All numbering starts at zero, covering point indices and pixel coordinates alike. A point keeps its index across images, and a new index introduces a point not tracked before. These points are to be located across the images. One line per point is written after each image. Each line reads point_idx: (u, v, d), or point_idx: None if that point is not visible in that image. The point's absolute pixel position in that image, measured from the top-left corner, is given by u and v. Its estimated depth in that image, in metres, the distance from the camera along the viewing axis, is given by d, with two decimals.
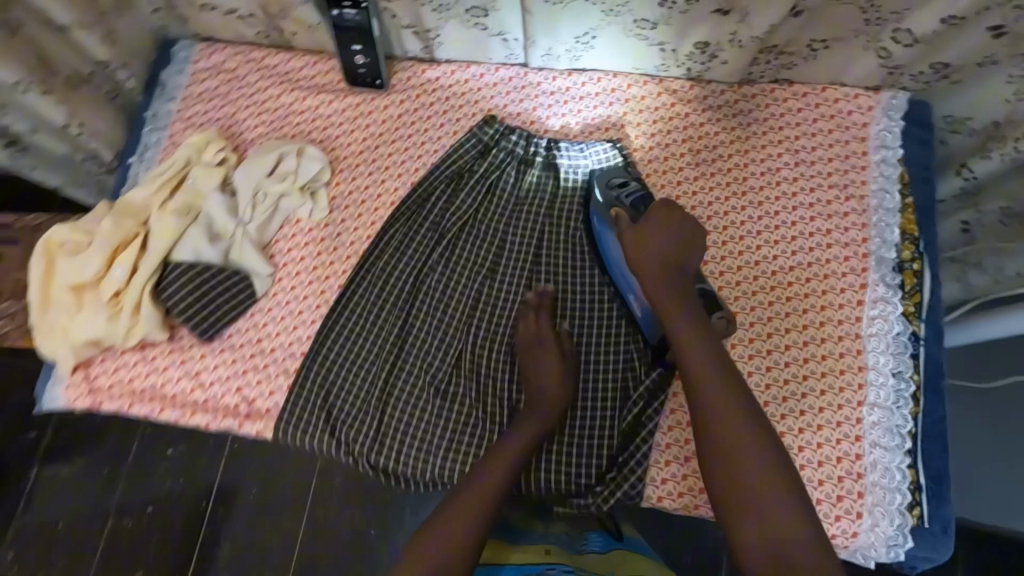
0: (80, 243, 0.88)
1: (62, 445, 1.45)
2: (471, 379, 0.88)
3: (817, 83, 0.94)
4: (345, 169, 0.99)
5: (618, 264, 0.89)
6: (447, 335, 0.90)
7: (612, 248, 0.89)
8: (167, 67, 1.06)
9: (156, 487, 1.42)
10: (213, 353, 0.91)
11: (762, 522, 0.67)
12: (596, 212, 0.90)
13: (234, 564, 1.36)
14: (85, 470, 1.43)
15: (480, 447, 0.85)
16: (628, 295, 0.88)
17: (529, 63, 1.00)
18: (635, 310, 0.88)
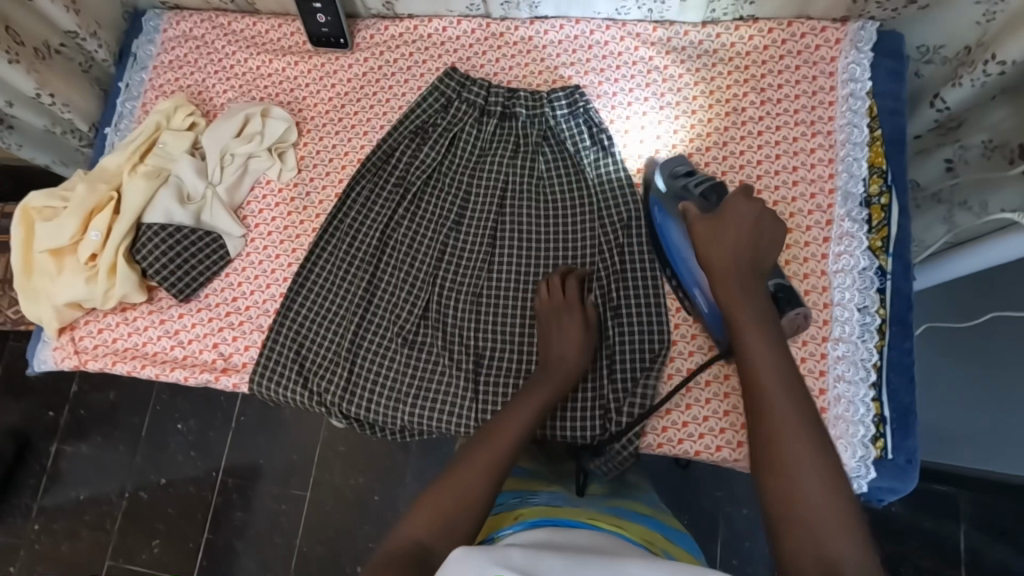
0: (56, 209, 0.91)
1: (75, 419, 1.51)
2: (439, 328, 0.89)
3: (782, 18, 0.92)
4: (313, 129, 1.00)
5: (685, 259, 0.84)
6: (416, 286, 0.91)
7: (679, 240, 0.84)
8: (138, 38, 1.08)
9: (166, 455, 1.48)
10: (191, 313, 0.94)
11: (799, 490, 0.59)
12: (658, 202, 0.86)
13: (239, 526, 1.42)
14: (96, 441, 1.50)
15: (448, 394, 0.86)
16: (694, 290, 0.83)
17: (491, 13, 1.00)
18: (702, 306, 0.82)
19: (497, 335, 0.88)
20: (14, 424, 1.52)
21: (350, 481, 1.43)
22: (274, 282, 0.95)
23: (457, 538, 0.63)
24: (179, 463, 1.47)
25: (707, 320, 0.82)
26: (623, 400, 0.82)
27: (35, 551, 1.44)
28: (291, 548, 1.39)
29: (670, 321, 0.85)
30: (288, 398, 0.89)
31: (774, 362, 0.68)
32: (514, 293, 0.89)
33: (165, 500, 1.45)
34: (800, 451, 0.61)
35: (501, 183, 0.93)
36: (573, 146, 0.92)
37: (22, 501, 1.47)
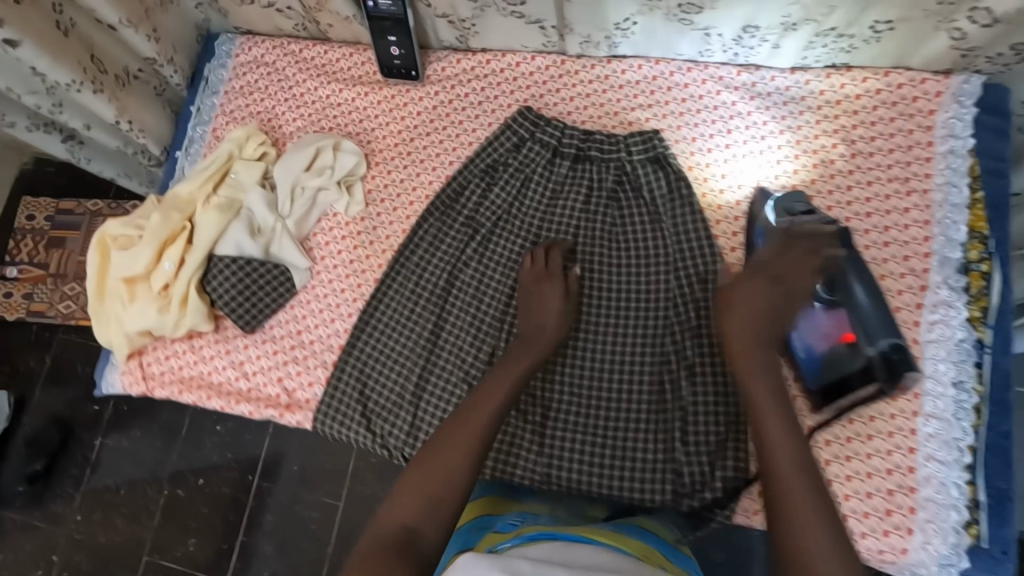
0: (132, 237, 0.92)
1: (123, 424, 1.54)
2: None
3: (879, 67, 0.87)
4: (381, 162, 0.99)
5: None
6: (478, 325, 0.90)
7: None
8: (210, 62, 1.09)
9: (203, 454, 1.48)
10: (256, 344, 0.94)
11: (807, 540, 0.59)
12: (762, 233, 0.80)
13: (273, 543, 1.41)
14: (140, 449, 1.51)
15: (512, 445, 0.84)
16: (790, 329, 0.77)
17: (567, 49, 0.97)
18: (798, 351, 0.76)
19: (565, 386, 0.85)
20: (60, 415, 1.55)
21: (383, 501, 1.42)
22: (337, 317, 0.94)
23: (441, 521, 0.66)
24: (216, 462, 1.47)
25: (801, 365, 0.76)
26: (701, 457, 0.79)
27: (76, 546, 1.46)
28: (327, 566, 1.39)
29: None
30: (352, 438, 0.88)
31: (771, 394, 0.68)
32: (583, 341, 0.86)
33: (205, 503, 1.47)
34: (797, 484, 0.62)
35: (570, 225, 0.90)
36: (650, 194, 0.89)
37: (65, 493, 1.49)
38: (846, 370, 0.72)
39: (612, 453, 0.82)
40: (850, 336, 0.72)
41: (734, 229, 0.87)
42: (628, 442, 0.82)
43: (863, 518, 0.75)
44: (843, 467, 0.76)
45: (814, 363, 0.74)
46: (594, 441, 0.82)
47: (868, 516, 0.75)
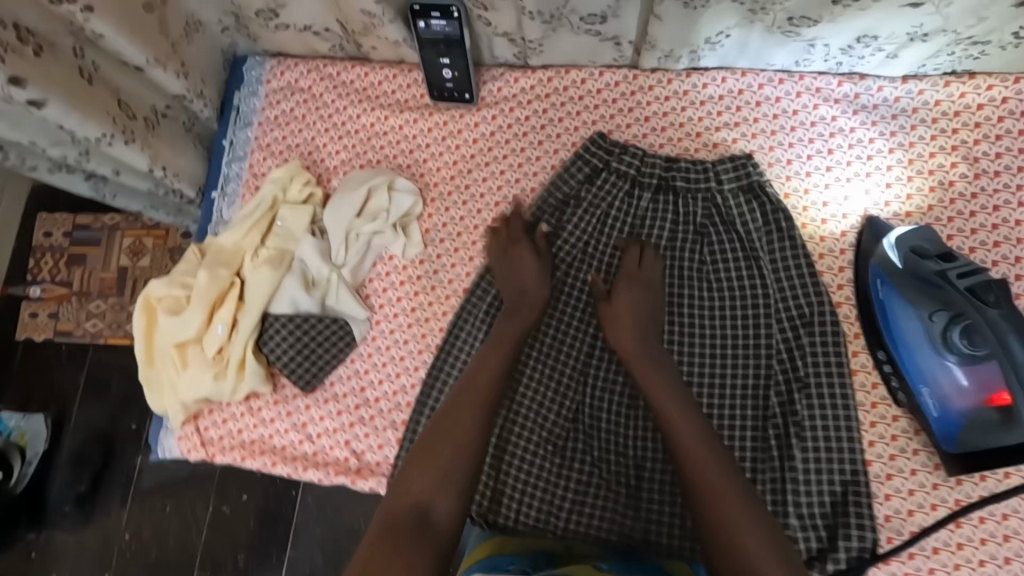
0: (178, 298, 0.85)
1: None
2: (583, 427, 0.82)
3: (1008, 73, 0.76)
4: (438, 197, 0.91)
5: (909, 348, 0.71)
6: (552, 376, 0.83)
7: (910, 328, 0.71)
8: (240, 90, 1.00)
9: None
10: (318, 405, 0.88)
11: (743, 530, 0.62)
12: (882, 277, 0.73)
13: None
14: None
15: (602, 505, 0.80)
16: (920, 387, 0.70)
17: (641, 63, 0.86)
18: (928, 407, 0.69)
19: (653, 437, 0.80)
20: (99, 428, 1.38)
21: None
22: (403, 372, 0.88)
23: (449, 500, 0.67)
24: None
25: (932, 425, 0.69)
26: (817, 522, 0.73)
27: None
28: None
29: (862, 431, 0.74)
30: None
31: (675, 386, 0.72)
32: None
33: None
34: (709, 459, 0.67)
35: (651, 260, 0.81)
36: (744, 227, 0.80)
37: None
38: (992, 437, 0.65)
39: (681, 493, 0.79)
40: (998, 399, 0.64)
41: (841, 264, 0.78)
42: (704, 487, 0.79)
43: None
44: (979, 531, 0.70)
45: (954, 429, 0.67)
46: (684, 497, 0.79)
47: None
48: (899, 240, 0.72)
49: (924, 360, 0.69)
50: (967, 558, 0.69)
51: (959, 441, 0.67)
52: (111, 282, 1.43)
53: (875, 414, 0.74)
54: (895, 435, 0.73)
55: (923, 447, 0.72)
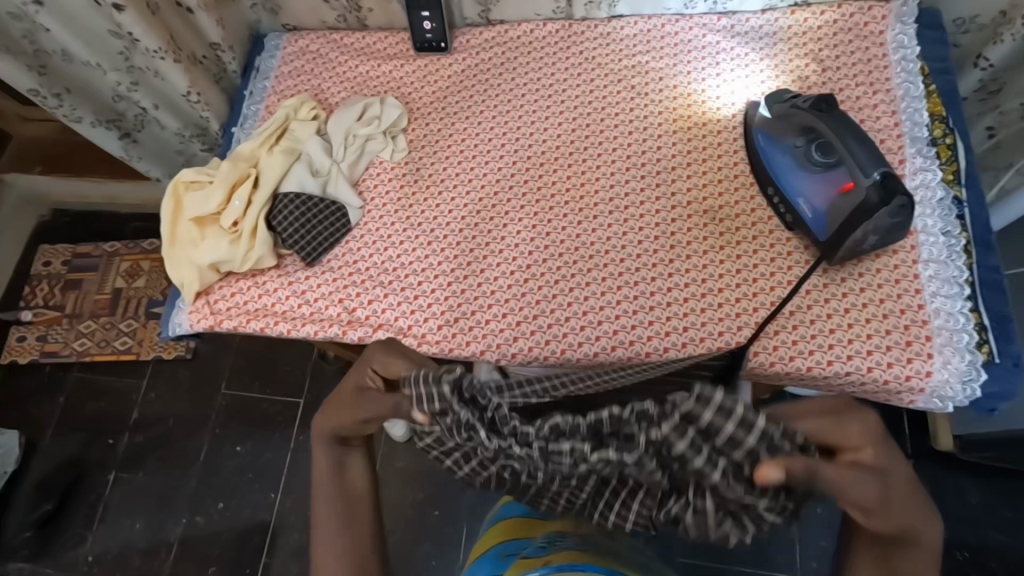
0: (203, 184, 1.02)
1: (166, 419, 1.60)
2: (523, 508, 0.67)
3: (834, 1, 1.06)
4: (420, 117, 1.13)
5: (784, 174, 0.91)
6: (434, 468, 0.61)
7: (780, 157, 0.92)
8: (260, 55, 1.25)
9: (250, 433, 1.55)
10: (316, 275, 1.02)
11: None
12: (759, 129, 0.95)
13: None
14: (184, 439, 1.58)
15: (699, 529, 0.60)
16: (797, 200, 0.89)
17: (574, 14, 1.16)
18: (804, 212, 0.88)
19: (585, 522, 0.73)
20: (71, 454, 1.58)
21: (416, 491, 1.36)
22: (392, 247, 1.04)
23: None
24: (261, 440, 1.55)
25: (809, 225, 0.88)
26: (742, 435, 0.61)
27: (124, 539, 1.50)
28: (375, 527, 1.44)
29: (751, 271, 0.92)
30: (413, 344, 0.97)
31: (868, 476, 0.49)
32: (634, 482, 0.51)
33: (247, 498, 1.50)
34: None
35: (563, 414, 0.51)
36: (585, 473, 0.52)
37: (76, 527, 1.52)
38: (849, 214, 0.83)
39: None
40: (849, 184, 0.83)
41: (734, 137, 1.01)
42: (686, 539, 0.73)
43: (887, 351, 0.83)
44: (864, 312, 0.86)
45: (823, 219, 0.87)
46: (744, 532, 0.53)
47: (892, 349, 0.83)
48: (768, 101, 0.95)
49: (797, 177, 0.89)
50: (856, 333, 0.85)
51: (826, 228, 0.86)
52: (104, 304, 1.73)
53: (773, 238, 0.93)
54: (790, 251, 0.92)
55: (812, 256, 0.91)
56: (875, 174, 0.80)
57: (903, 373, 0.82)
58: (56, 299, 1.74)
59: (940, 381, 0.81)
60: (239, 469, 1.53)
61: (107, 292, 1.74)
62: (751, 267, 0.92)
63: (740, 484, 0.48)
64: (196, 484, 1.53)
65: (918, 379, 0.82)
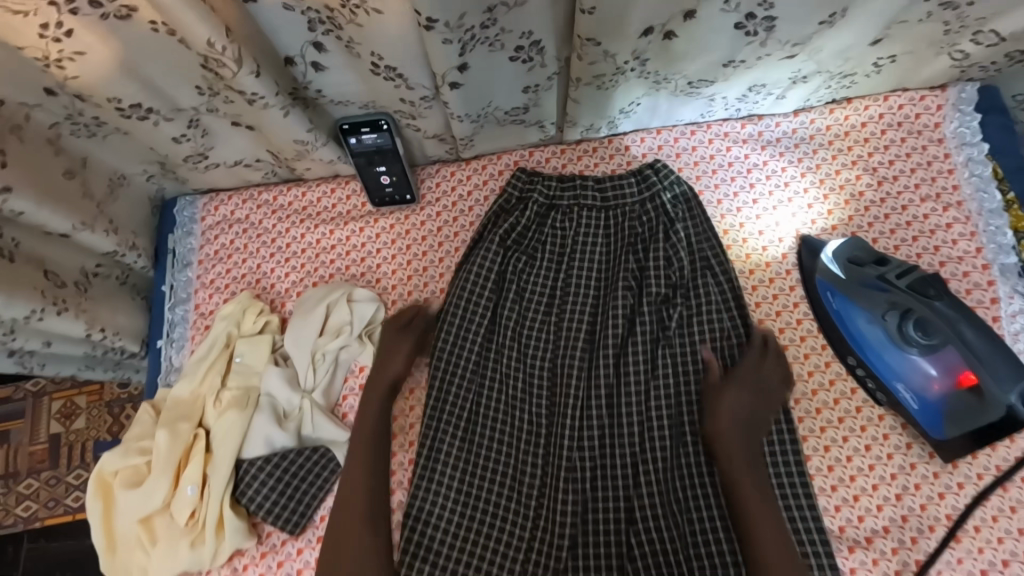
0: (137, 467, 0.78)
1: None
2: (544, 437, 0.81)
3: (878, 93, 0.87)
4: (399, 299, 0.90)
5: (871, 348, 0.75)
6: (442, 409, 0.82)
7: (868, 330, 0.75)
8: (174, 232, 0.97)
9: None
10: (309, 547, 0.80)
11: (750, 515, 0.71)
12: (829, 288, 0.78)
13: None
14: None
15: (600, 396, 0.82)
16: (894, 383, 0.73)
17: (565, 138, 0.91)
18: (907, 400, 0.73)
19: (622, 456, 0.79)
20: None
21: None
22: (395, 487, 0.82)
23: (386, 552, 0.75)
24: None
25: (917, 415, 0.72)
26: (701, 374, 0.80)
27: None
28: None
29: (843, 467, 0.75)
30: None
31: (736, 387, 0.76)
32: (563, 329, 0.85)
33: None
34: (743, 467, 0.73)
35: (500, 206, 0.89)
36: (560, 240, 0.88)
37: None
38: (978, 418, 0.67)
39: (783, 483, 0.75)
40: (970, 379, 0.67)
41: (791, 284, 0.84)
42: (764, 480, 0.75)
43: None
44: (991, 508, 0.71)
45: (941, 417, 0.70)
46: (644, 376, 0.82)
47: None
48: (835, 253, 0.78)
49: (891, 357, 0.73)
50: (987, 540, 0.70)
51: (948, 427, 0.70)
52: (42, 455, 1.41)
53: (862, 417, 0.77)
54: (886, 434, 0.76)
55: (914, 439, 0.75)
56: (1011, 388, 0.64)
57: None
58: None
59: None
60: None
61: (40, 441, 1.41)
62: (844, 463, 0.75)
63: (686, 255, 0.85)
64: None
65: None
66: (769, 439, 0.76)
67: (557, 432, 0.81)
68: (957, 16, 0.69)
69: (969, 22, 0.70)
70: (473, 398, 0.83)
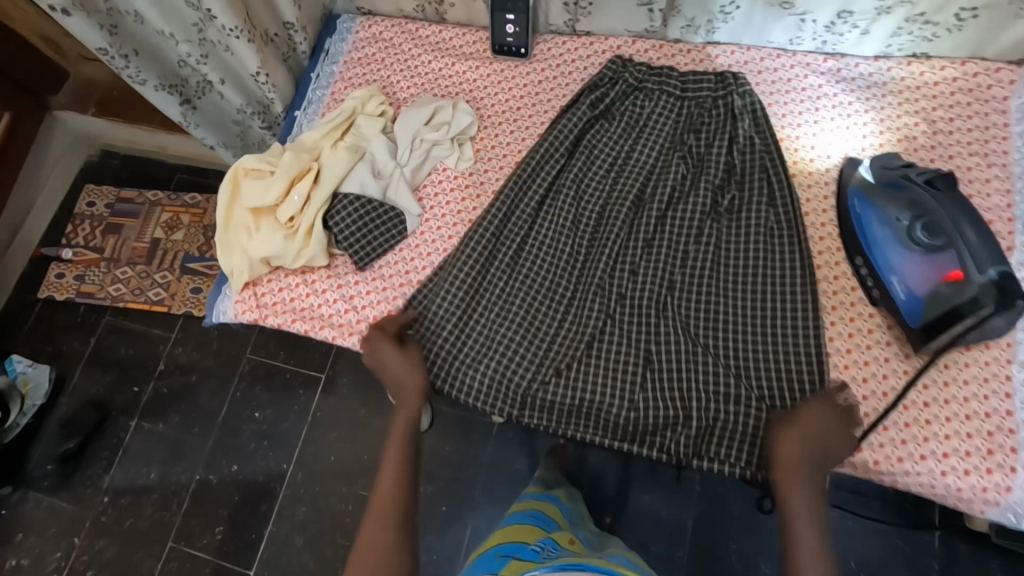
0: (263, 173, 0.99)
1: (161, 397, 1.61)
2: (577, 268, 0.95)
3: (957, 57, 0.96)
4: (490, 126, 1.07)
5: (879, 244, 0.85)
6: (501, 222, 0.99)
7: (879, 228, 0.85)
8: (331, 37, 1.20)
9: (240, 441, 1.55)
10: (365, 281, 0.99)
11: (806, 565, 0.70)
12: (857, 193, 0.88)
13: (314, 508, 1.46)
14: (178, 423, 1.58)
15: (635, 249, 0.95)
16: (890, 276, 0.83)
17: (667, 36, 1.07)
18: (897, 292, 0.82)
19: (638, 299, 0.92)
20: (98, 399, 1.62)
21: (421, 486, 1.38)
22: (442, 258, 1.00)
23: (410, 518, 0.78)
24: (255, 447, 1.54)
25: (902, 307, 0.82)
26: (730, 251, 0.93)
27: (113, 511, 1.51)
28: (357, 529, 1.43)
29: (825, 342, 0.85)
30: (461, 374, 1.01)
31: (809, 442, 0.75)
32: (617, 190, 0.99)
33: (259, 468, 1.52)
34: (801, 498, 0.73)
35: (591, 82, 1.05)
36: (633, 120, 1.02)
37: (99, 465, 1.56)
38: (951, 306, 0.76)
39: (782, 344, 0.86)
40: (957, 273, 0.76)
41: (825, 193, 0.94)
42: (766, 339, 0.87)
43: (965, 457, 0.78)
44: (945, 409, 0.80)
45: (919, 306, 0.80)
46: (677, 244, 0.94)
47: (970, 455, 0.78)
48: (873, 163, 0.88)
49: (891, 252, 0.83)
50: (934, 432, 0.79)
51: (922, 316, 0.80)
52: (141, 252, 1.74)
53: (853, 311, 0.87)
54: (871, 329, 0.85)
55: (895, 338, 0.84)
56: (991, 271, 0.74)
57: (979, 483, 0.76)
58: (96, 241, 1.77)
59: (1020, 499, 0.75)
60: (228, 458, 1.54)
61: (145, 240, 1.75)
62: (827, 341, 0.86)
63: (746, 153, 0.97)
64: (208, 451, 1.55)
65: (997, 493, 0.76)
66: (767, 312, 0.88)
67: (588, 267, 0.95)
68: None
69: None
70: (525, 222, 0.99)
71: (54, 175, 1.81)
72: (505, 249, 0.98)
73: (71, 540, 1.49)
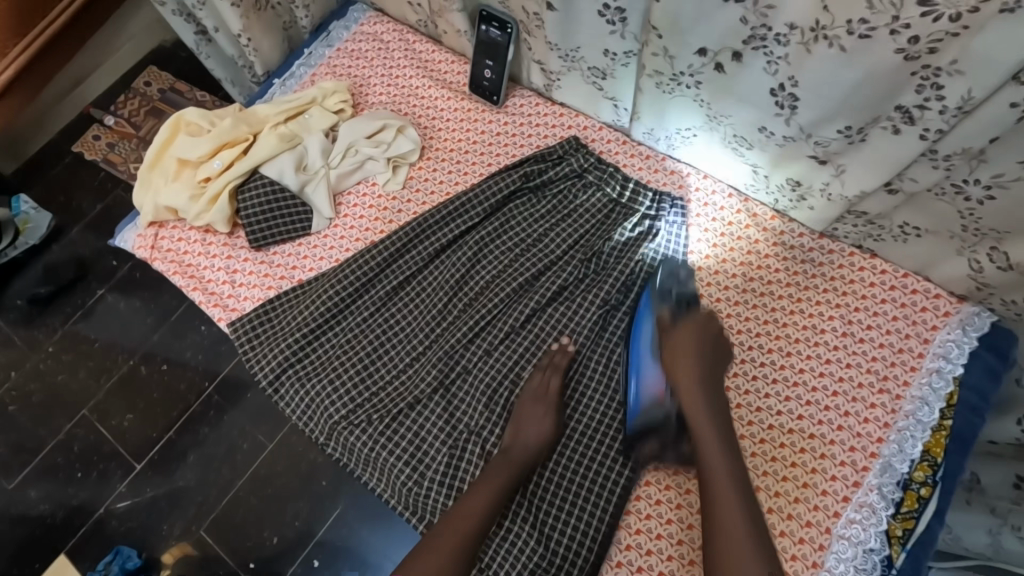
0: (203, 129, 1.05)
1: (128, 277, 1.55)
2: (438, 328, 0.94)
3: (902, 267, 0.88)
4: (432, 158, 1.07)
5: (642, 347, 0.89)
6: (391, 256, 0.98)
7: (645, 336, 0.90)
8: (339, 21, 1.22)
9: (180, 346, 1.46)
10: (253, 261, 1.01)
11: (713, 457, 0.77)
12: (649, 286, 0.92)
13: (206, 437, 1.38)
14: (138, 305, 1.51)
15: (500, 331, 0.93)
16: (632, 373, 0.88)
17: (633, 134, 1.03)
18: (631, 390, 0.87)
19: (480, 382, 0.90)
20: (73, 255, 1.57)
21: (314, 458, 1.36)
22: (330, 266, 1.00)
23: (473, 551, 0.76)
24: (186, 358, 1.45)
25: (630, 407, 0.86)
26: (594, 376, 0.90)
27: (38, 368, 1.47)
28: (230, 488, 1.33)
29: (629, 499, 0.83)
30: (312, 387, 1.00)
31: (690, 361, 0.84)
32: (513, 266, 0.96)
33: (183, 376, 1.43)
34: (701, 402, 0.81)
35: (537, 153, 1.02)
36: (560, 206, 1.00)
37: (49, 322, 1.51)
38: (653, 418, 0.85)
39: (588, 485, 0.83)
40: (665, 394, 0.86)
41: None
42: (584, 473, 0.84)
43: None
44: None
45: (637, 406, 0.86)
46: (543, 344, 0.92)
47: None
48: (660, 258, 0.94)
49: (644, 358, 0.89)
50: None
51: (637, 421, 0.84)
52: None
53: (673, 479, 0.84)
54: (679, 504, 0.82)
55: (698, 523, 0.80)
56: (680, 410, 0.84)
57: None
58: (137, 119, 1.69)
59: None
60: (165, 355, 1.46)
61: None
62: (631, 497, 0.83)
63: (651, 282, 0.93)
64: (147, 346, 1.47)
65: None
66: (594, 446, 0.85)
67: (448, 331, 0.94)
68: (971, 211, 0.73)
69: (984, 228, 0.74)
70: (413, 263, 0.98)
71: (127, 46, 1.72)
72: (384, 284, 0.97)
73: (9, 373, 1.47)
